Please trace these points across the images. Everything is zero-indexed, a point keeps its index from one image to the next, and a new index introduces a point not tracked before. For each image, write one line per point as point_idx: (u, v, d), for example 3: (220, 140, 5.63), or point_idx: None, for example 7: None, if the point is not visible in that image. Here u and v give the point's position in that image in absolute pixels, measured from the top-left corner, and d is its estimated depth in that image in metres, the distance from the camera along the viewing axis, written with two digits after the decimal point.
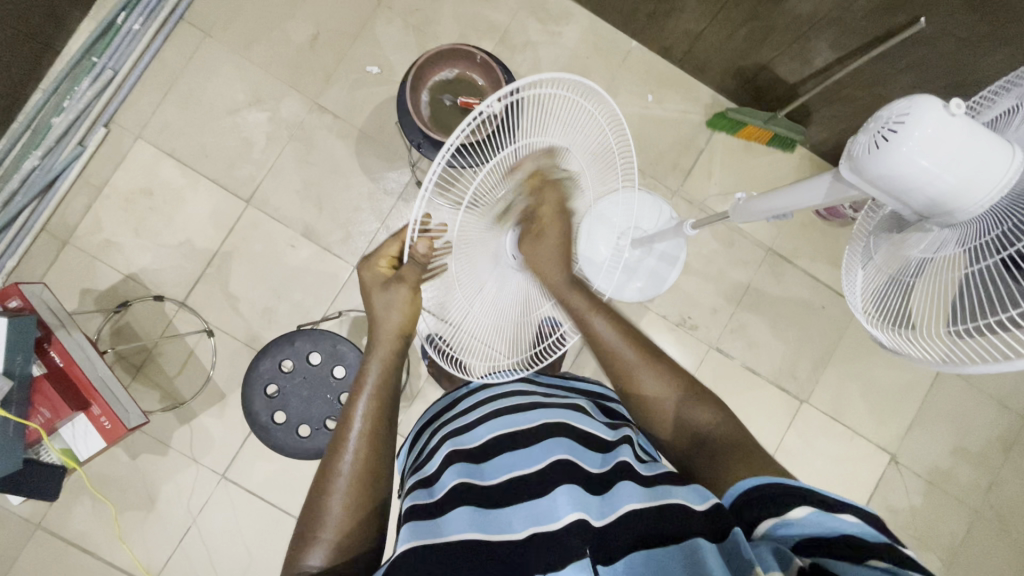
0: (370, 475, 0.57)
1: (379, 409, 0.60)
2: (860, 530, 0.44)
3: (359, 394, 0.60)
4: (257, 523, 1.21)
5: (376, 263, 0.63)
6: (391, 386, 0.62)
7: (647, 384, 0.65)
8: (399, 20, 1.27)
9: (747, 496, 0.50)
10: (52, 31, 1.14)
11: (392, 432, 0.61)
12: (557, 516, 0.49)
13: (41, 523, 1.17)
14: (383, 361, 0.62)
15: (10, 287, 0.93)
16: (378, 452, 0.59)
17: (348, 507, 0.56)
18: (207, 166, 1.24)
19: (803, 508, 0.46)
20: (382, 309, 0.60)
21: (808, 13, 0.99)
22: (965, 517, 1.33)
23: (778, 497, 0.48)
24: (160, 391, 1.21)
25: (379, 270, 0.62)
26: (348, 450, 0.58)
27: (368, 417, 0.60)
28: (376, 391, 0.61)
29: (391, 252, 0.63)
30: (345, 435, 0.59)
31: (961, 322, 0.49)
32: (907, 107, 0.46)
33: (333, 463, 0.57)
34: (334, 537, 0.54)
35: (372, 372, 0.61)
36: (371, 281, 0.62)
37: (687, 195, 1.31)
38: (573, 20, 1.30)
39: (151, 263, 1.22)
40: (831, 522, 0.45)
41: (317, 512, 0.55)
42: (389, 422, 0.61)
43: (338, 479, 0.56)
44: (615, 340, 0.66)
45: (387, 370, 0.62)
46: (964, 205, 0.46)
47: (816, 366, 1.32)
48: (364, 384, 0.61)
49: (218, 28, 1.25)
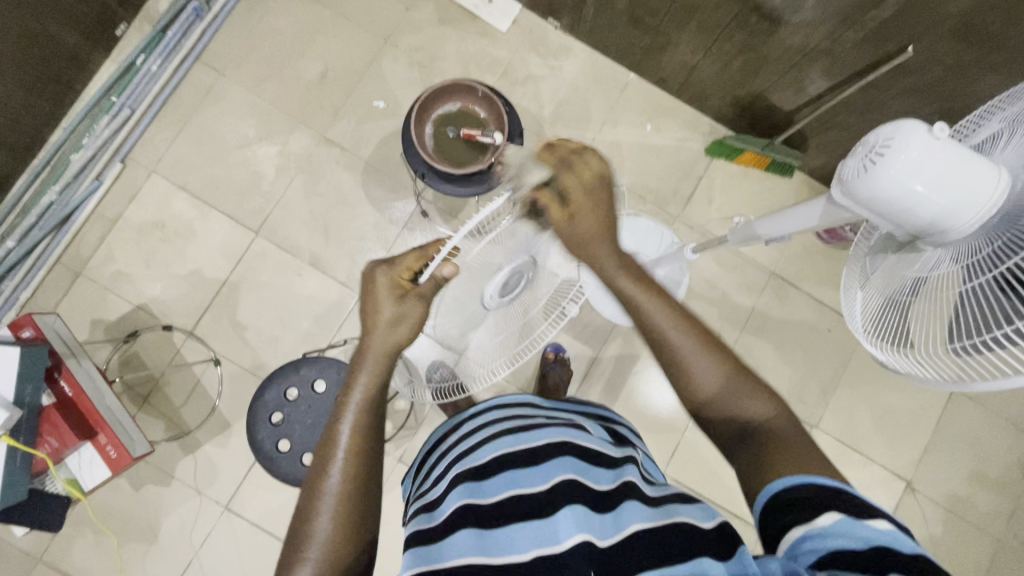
0: (357, 489, 0.56)
1: (365, 423, 0.59)
2: (890, 539, 0.43)
3: (345, 407, 0.60)
4: (259, 555, 1.19)
5: (395, 271, 0.62)
6: (378, 398, 0.61)
7: (693, 355, 0.59)
8: (404, 58, 1.33)
9: (777, 502, 0.49)
10: (74, 74, 1.19)
11: (380, 448, 0.60)
12: (560, 539, 0.48)
13: (42, 557, 1.16)
14: (372, 375, 0.61)
15: (24, 317, 0.95)
16: (366, 463, 0.58)
17: (337, 524, 0.54)
18: (218, 199, 1.27)
19: (831, 516, 0.45)
20: (386, 322, 0.61)
21: (799, 45, 1.02)
22: (988, 546, 1.29)
23: (806, 501, 0.47)
24: (166, 421, 1.22)
25: (398, 280, 0.62)
26: (336, 462, 0.57)
27: (354, 432, 0.58)
28: (362, 404, 0.60)
29: (411, 264, 0.62)
30: (331, 452, 0.57)
31: (959, 340, 0.48)
32: (892, 132, 0.48)
33: (320, 479, 0.56)
34: (321, 556, 0.53)
35: (358, 386, 0.60)
36: (385, 285, 0.62)
37: (688, 220, 1.33)
38: (572, 54, 1.35)
39: (161, 293, 1.24)
40: (859, 529, 0.43)
41: (303, 530, 0.54)
42: (377, 434, 0.60)
43: (325, 495, 0.55)
44: (658, 315, 0.61)
45: (374, 384, 0.61)
46: (956, 224, 0.47)
47: (825, 390, 1.31)
48: (349, 399, 0.60)
49: (232, 67, 1.30)
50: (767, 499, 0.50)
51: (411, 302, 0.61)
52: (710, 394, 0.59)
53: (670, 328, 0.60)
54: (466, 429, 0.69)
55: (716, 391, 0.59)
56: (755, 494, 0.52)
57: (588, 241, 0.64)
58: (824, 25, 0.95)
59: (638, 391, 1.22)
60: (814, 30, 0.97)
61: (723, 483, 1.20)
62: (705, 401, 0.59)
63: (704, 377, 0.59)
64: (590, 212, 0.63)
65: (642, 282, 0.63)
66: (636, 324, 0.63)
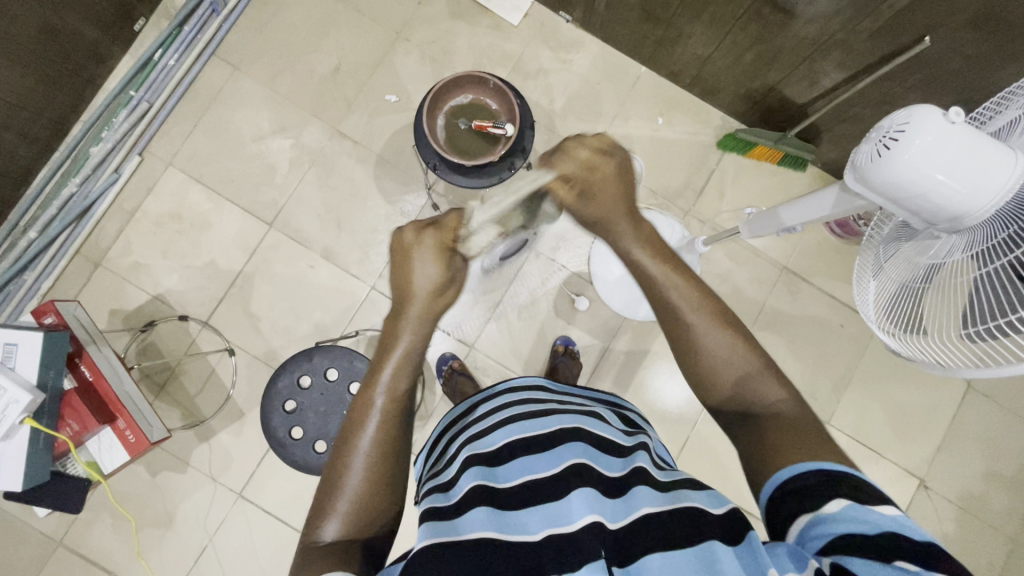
0: (390, 448, 0.57)
1: (401, 384, 0.60)
2: (896, 524, 0.42)
3: (385, 363, 0.61)
4: (272, 542, 1.21)
5: (443, 230, 0.64)
6: (415, 361, 0.62)
7: (704, 328, 0.60)
8: (416, 52, 1.33)
9: (782, 489, 0.49)
10: (94, 68, 1.22)
11: (411, 411, 0.61)
12: (572, 519, 0.49)
13: (63, 540, 1.19)
14: (413, 334, 0.62)
15: (47, 303, 0.97)
16: (399, 425, 0.58)
17: (369, 481, 0.55)
18: (232, 192, 1.29)
19: (836, 501, 0.45)
20: (426, 280, 0.62)
21: (813, 36, 1.01)
22: (1002, 545, 1.27)
23: (813, 488, 0.47)
24: (181, 409, 1.24)
25: (435, 239, 0.63)
26: (371, 421, 0.57)
27: (391, 391, 0.59)
28: (401, 366, 0.61)
29: (451, 223, 0.64)
30: (367, 409, 0.58)
31: (973, 326, 0.48)
32: (907, 117, 0.47)
33: (353, 434, 0.57)
34: (350, 510, 0.53)
35: (399, 347, 0.61)
36: (423, 244, 0.63)
37: (699, 214, 1.33)
38: (583, 47, 1.35)
39: (177, 284, 1.27)
40: (867, 516, 0.43)
41: (336, 482, 0.54)
42: (410, 397, 0.61)
43: (358, 450, 0.56)
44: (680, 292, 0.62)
45: (415, 344, 0.62)
46: (969, 210, 0.46)
47: (837, 386, 1.30)
48: (388, 360, 0.61)
49: (247, 62, 1.32)
50: (774, 486, 0.50)
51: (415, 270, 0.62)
52: (739, 374, 0.58)
53: (685, 305, 0.61)
54: (479, 413, 0.70)
55: (741, 373, 0.58)
56: (762, 484, 0.52)
57: (604, 216, 0.67)
58: (839, 16, 0.94)
59: (648, 384, 1.22)
60: (829, 21, 0.96)
61: (733, 477, 1.20)
62: (738, 379, 0.58)
63: (730, 360, 0.59)
64: (613, 190, 0.67)
65: (658, 252, 0.65)
66: (655, 305, 0.64)
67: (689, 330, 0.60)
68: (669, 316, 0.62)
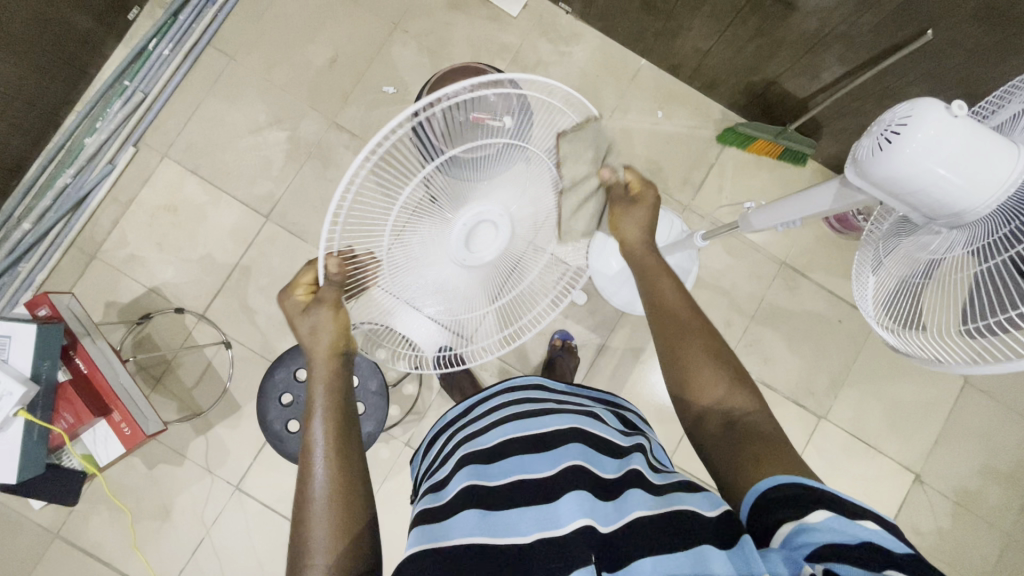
0: (342, 490, 0.58)
1: (333, 430, 0.62)
2: (880, 538, 0.43)
3: (312, 419, 0.62)
4: (269, 535, 1.21)
5: (296, 293, 0.68)
6: (340, 404, 0.64)
7: (692, 337, 0.66)
8: (414, 43, 1.32)
9: (766, 499, 0.49)
10: (88, 57, 1.20)
11: (357, 448, 0.62)
12: (562, 523, 0.48)
13: (59, 533, 1.19)
14: (325, 382, 0.65)
15: (40, 296, 0.96)
16: (346, 465, 0.59)
17: (334, 528, 0.56)
18: (228, 184, 1.28)
19: (821, 513, 0.45)
20: (310, 332, 0.65)
21: (815, 29, 1.00)
22: (997, 540, 1.28)
23: (793, 500, 0.48)
24: (178, 402, 1.24)
25: (297, 299, 0.67)
26: (317, 473, 0.58)
27: (327, 439, 0.61)
28: (326, 413, 0.62)
29: (306, 280, 0.68)
30: (308, 466, 0.59)
31: (973, 322, 0.49)
32: (909, 110, 0.47)
33: (304, 492, 0.57)
34: (327, 559, 0.54)
35: (318, 398, 0.63)
36: (291, 309, 0.67)
37: (698, 209, 1.32)
38: (583, 40, 1.34)
39: (173, 277, 1.26)
40: (849, 527, 0.43)
41: (304, 539, 0.55)
42: (349, 437, 0.62)
43: (313, 504, 0.57)
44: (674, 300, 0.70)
45: (332, 389, 0.64)
46: (969, 206, 0.46)
47: (834, 381, 1.30)
48: (314, 411, 0.63)
49: (243, 52, 1.31)
50: (754, 499, 0.51)
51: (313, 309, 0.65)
52: (719, 397, 0.62)
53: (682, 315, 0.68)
54: (476, 412, 0.69)
55: (718, 397, 0.62)
56: (744, 495, 0.53)
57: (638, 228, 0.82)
58: (840, 9, 0.93)
59: (645, 379, 1.22)
60: (831, 14, 0.95)
61: None
62: (707, 406, 0.62)
63: (708, 389, 0.63)
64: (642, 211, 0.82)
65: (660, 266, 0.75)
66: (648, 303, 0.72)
67: (681, 340, 0.66)
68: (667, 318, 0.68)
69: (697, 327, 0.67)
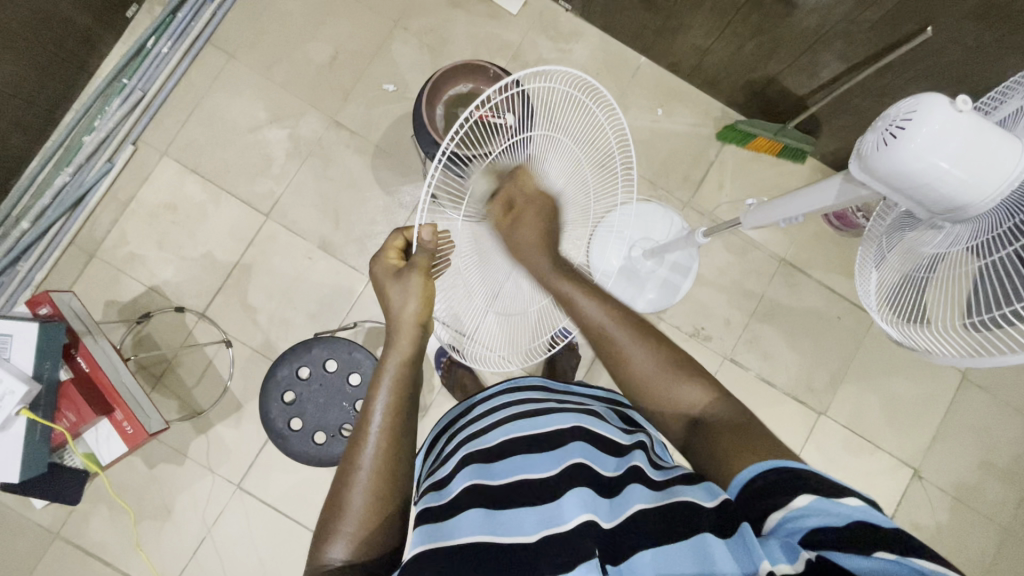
0: (390, 466, 0.57)
1: (397, 401, 0.60)
2: (865, 514, 0.43)
3: (379, 383, 0.61)
4: (271, 534, 1.21)
5: (386, 255, 0.67)
6: (410, 379, 0.62)
7: (629, 345, 0.63)
8: (414, 40, 1.32)
9: (753, 485, 0.48)
10: (86, 55, 1.20)
11: (411, 427, 0.60)
12: (565, 519, 0.49)
13: (59, 533, 1.19)
14: (402, 355, 0.62)
15: (41, 294, 0.96)
16: (399, 443, 0.58)
17: (370, 501, 0.55)
18: (228, 182, 1.28)
19: (807, 495, 0.45)
20: (398, 298, 0.63)
21: (814, 26, 1.00)
22: (995, 534, 1.29)
23: (778, 484, 0.47)
24: (178, 401, 1.23)
25: (389, 262, 0.67)
26: (370, 442, 0.57)
27: (387, 409, 0.59)
28: (395, 383, 0.61)
29: (397, 244, 0.68)
30: (365, 428, 0.58)
31: (976, 315, 0.49)
32: (913, 105, 0.47)
33: (354, 457, 0.57)
34: (356, 531, 0.54)
35: (390, 366, 0.61)
36: (382, 273, 0.66)
37: (698, 206, 1.32)
38: (583, 37, 1.34)
39: (173, 275, 1.25)
40: (836, 507, 0.44)
41: (339, 504, 0.55)
42: (408, 414, 0.60)
43: (359, 471, 0.56)
44: (597, 316, 0.65)
45: (407, 364, 0.62)
46: (973, 199, 0.46)
47: (833, 378, 1.31)
48: (382, 376, 0.61)
49: (242, 50, 1.30)
50: (738, 489, 0.49)
51: (396, 289, 0.64)
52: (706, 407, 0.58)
53: (632, 348, 0.63)
54: (479, 411, 0.70)
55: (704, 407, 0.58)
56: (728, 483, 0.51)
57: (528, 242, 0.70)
58: (840, 6, 0.94)
59: None
60: (831, 11, 0.96)
61: None
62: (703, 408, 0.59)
63: (686, 393, 0.60)
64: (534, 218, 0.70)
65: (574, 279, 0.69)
66: (608, 362, 0.65)
67: (615, 347, 0.63)
68: (616, 366, 0.63)
69: (630, 333, 0.64)
